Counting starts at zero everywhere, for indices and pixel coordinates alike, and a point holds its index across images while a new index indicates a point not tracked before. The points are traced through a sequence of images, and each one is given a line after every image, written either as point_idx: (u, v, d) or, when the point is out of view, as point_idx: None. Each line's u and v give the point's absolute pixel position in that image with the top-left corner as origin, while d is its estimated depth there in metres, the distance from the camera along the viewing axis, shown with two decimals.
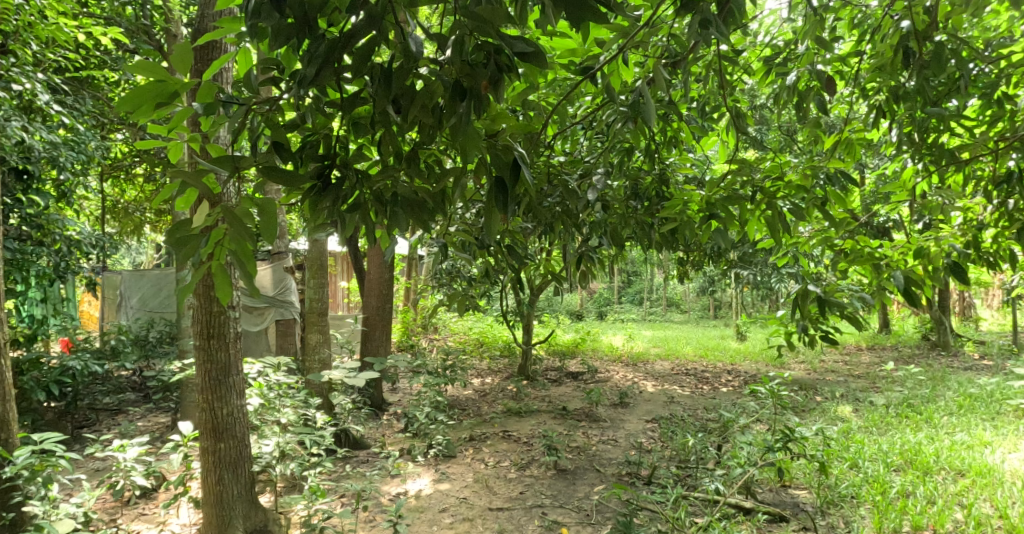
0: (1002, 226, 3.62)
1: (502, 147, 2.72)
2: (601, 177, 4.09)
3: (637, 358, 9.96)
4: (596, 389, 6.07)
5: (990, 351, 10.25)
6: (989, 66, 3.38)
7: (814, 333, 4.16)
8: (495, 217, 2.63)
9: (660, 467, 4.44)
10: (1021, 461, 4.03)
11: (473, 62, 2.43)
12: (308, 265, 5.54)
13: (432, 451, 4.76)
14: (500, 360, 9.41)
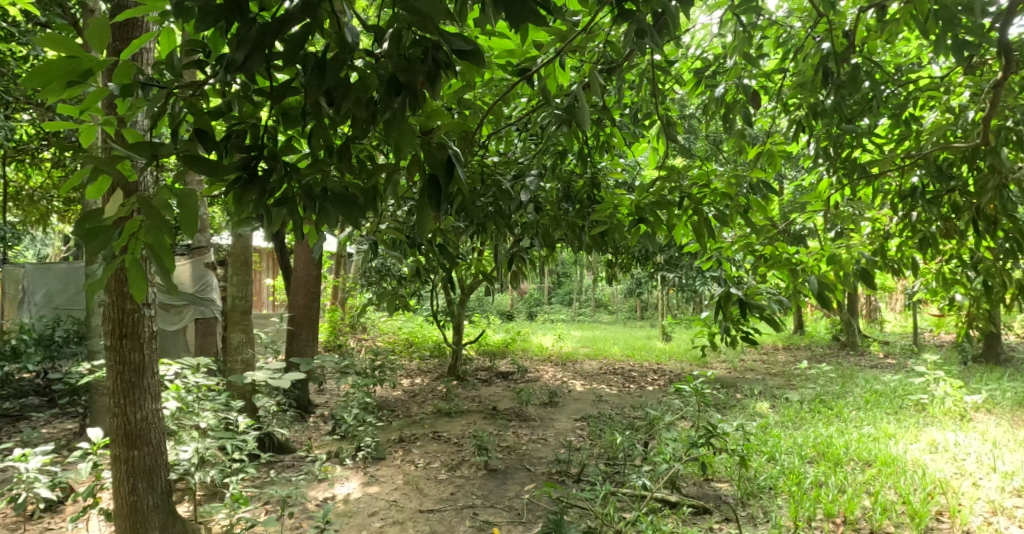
0: (906, 236, 3.98)
1: (436, 143, 2.65)
2: (535, 178, 4.14)
3: (566, 358, 10.12)
4: (525, 389, 6.11)
5: (893, 351, 11.12)
6: (899, 89, 3.69)
7: (735, 333, 4.38)
8: (426, 214, 2.61)
9: (589, 464, 4.54)
10: (919, 451, 4.38)
11: (410, 56, 2.36)
12: (229, 260, 5.26)
13: (360, 454, 4.63)
14: (429, 360, 9.32)
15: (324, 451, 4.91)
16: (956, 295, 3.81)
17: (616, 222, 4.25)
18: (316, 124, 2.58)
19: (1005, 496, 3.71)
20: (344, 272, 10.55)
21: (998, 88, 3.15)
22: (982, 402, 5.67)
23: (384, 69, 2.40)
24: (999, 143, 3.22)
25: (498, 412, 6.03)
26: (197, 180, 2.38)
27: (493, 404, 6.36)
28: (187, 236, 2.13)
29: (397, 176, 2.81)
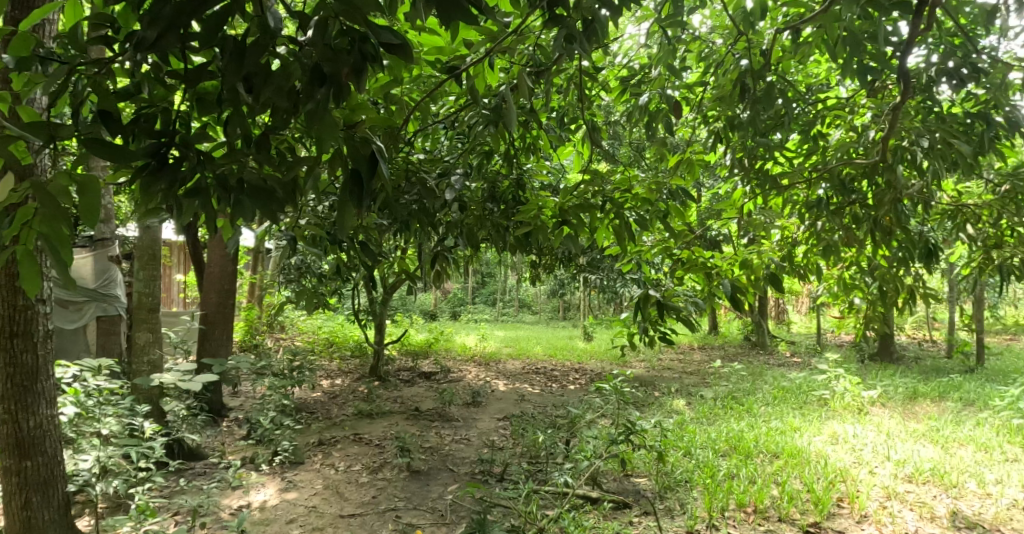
0: (811, 244, 4.28)
1: (358, 138, 2.59)
2: (460, 177, 4.08)
3: (489, 358, 10.13)
4: (448, 389, 6.06)
5: (798, 351, 11.90)
6: (809, 107, 3.96)
7: (654, 333, 4.55)
8: (348, 211, 2.53)
9: (513, 463, 4.58)
10: (821, 443, 4.72)
11: (336, 47, 2.26)
12: (135, 254, 4.89)
13: (276, 459, 4.46)
14: (350, 361, 9.08)
15: (239, 456, 4.73)
16: (855, 298, 4.22)
17: (540, 224, 4.28)
18: (233, 111, 2.40)
19: (898, 482, 4.04)
20: (262, 268, 10.08)
21: (895, 111, 3.40)
22: (876, 396, 6.16)
23: (309, 58, 2.29)
24: (894, 161, 3.54)
25: (421, 413, 5.95)
26: (98, 166, 2.22)
27: (416, 405, 6.27)
28: (87, 228, 1.93)
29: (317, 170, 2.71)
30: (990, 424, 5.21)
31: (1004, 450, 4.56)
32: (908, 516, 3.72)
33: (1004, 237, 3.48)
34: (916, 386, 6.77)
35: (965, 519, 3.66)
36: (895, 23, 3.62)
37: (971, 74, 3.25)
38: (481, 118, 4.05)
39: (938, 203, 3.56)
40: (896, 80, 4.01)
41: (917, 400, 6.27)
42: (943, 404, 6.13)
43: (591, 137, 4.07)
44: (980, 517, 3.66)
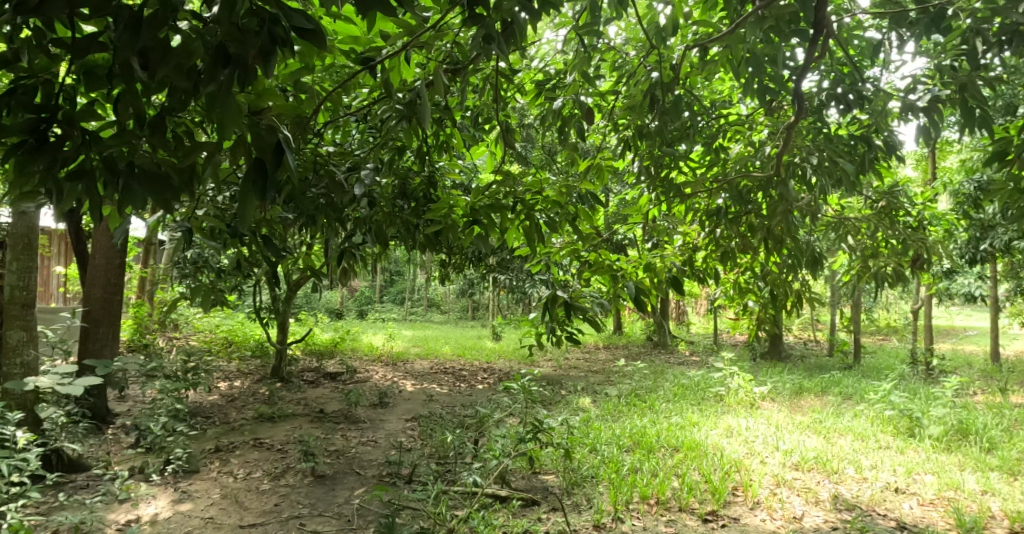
0: (710, 250, 4.58)
1: (265, 126, 2.48)
2: (371, 172, 3.89)
3: (397, 358, 9.93)
4: (355, 390, 5.92)
5: (697, 350, 12.67)
6: (712, 122, 4.23)
7: (561, 333, 4.60)
8: (250, 203, 2.45)
9: (421, 464, 4.51)
10: (717, 436, 5.02)
11: (244, 28, 2.21)
12: (7, 242, 4.57)
13: (169, 468, 4.23)
14: (252, 361, 8.73)
15: (126, 466, 4.48)
16: (748, 301, 4.56)
17: (451, 223, 4.21)
18: (125, 87, 2.26)
19: (786, 470, 4.39)
20: (154, 261, 9.33)
21: (790, 129, 3.69)
22: (766, 392, 6.63)
23: (213, 36, 2.21)
24: (787, 175, 3.87)
25: (326, 417, 5.78)
26: None
27: (322, 408, 6.07)
28: None
29: (218, 157, 2.51)
30: (865, 415, 5.72)
31: (877, 439, 5.04)
32: (795, 501, 4.04)
33: (878, 248, 3.85)
34: (801, 383, 7.32)
35: (845, 501, 4.01)
36: (793, 49, 3.94)
37: (856, 101, 3.65)
38: (395, 112, 3.96)
39: (822, 215, 3.93)
40: (791, 102, 4.36)
41: (803, 396, 6.81)
42: (825, 398, 6.69)
43: (505, 138, 4.09)
44: (857, 499, 4.03)
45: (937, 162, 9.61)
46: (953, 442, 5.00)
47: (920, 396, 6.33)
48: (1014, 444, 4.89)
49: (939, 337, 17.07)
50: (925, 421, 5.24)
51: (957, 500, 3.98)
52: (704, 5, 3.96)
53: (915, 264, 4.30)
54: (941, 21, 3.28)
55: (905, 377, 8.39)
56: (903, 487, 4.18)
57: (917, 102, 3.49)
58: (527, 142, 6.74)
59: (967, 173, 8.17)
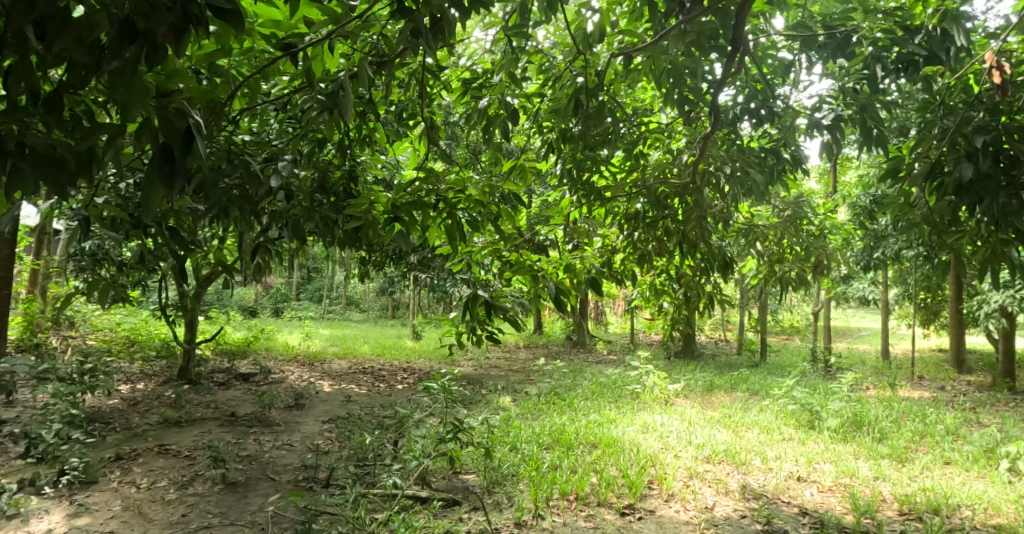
0: (628, 253, 4.73)
1: (175, 109, 2.29)
2: (288, 163, 3.68)
3: (313, 358, 9.87)
4: (267, 393, 6.37)
5: (613, 348, 13.16)
6: (632, 129, 4.40)
7: (481, 333, 4.53)
8: (156, 192, 2.26)
9: (338, 467, 4.48)
10: (634, 432, 5.20)
11: (156, 2, 2.01)
12: None
13: (65, 479, 4.53)
14: (157, 362, 8.62)
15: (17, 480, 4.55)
16: (663, 303, 4.74)
17: (371, 219, 4.06)
18: (17, 60, 2.04)
19: (698, 463, 4.62)
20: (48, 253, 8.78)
21: (706, 140, 3.89)
22: (680, 389, 6.96)
23: (121, 9, 2.02)
24: (701, 183, 4.07)
25: (237, 419, 6.21)
26: None
27: (232, 411, 6.51)
28: None
29: (122, 140, 2.27)
30: (770, 410, 6.11)
31: (781, 431, 5.41)
32: (707, 492, 4.26)
33: (784, 254, 4.21)
34: (712, 380, 7.71)
35: (752, 490, 4.28)
36: (711, 64, 4.13)
37: (767, 116, 3.97)
38: (316, 103, 3.74)
39: (734, 222, 4.18)
40: (708, 114, 4.57)
41: (714, 392, 7.17)
42: (734, 394, 7.08)
43: (429, 135, 3.99)
44: (764, 488, 4.31)
45: (837, 176, 10.39)
46: (848, 433, 5.43)
47: (819, 392, 6.80)
48: (901, 434, 5.36)
49: (836, 337, 18.32)
50: (824, 414, 5.66)
51: (853, 486, 4.32)
52: (630, 15, 4.09)
53: (816, 270, 4.64)
54: (848, 45, 3.56)
55: (805, 374, 9.03)
56: (804, 476, 4.50)
57: (822, 120, 3.79)
58: (454, 139, 6.70)
59: (866, 187, 8.91)
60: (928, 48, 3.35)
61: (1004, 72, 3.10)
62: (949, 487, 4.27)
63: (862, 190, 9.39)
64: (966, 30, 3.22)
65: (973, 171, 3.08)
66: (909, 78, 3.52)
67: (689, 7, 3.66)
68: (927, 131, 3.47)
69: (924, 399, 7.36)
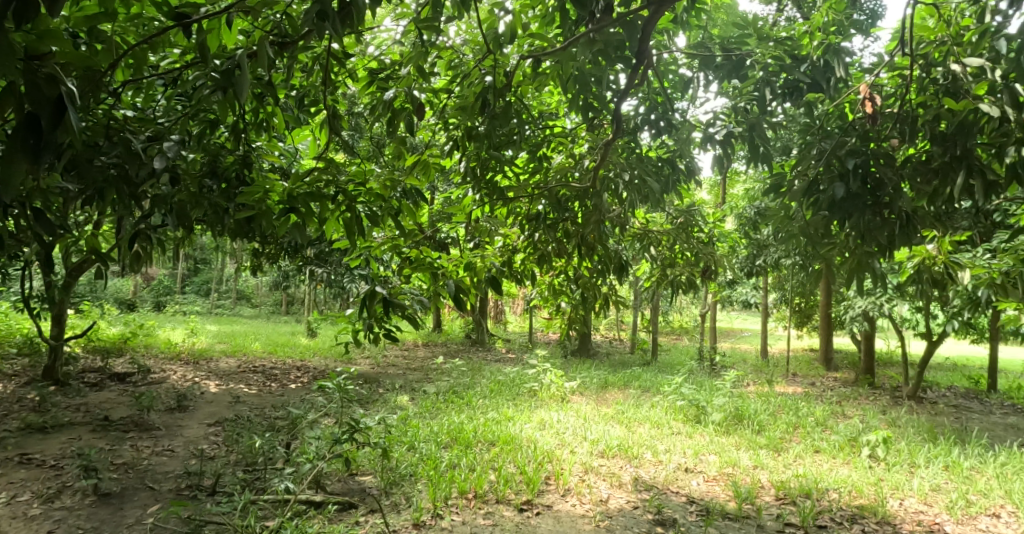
0: (528, 253, 4.77)
1: (44, 74, 2.04)
2: (174, 143, 3.33)
3: (199, 356, 9.18)
4: (148, 393, 5.95)
5: (512, 345, 13.40)
6: (538, 132, 4.50)
7: (379, 331, 4.36)
8: (18, 166, 2.01)
9: (226, 474, 4.36)
10: (531, 429, 5.28)
11: None
12: None
13: None
14: (17, 359, 8.01)
15: None
16: (561, 303, 4.89)
17: (264, 209, 3.77)
18: None
19: (593, 458, 4.79)
20: None
21: (608, 146, 4.04)
22: (577, 386, 7.17)
23: None
24: (601, 188, 4.21)
25: (112, 424, 5.72)
26: None
27: (106, 415, 5.97)
28: None
29: None
30: (661, 405, 6.44)
31: (670, 426, 5.75)
32: (602, 485, 4.43)
33: (675, 259, 4.55)
34: (607, 377, 8.02)
35: (644, 482, 4.51)
36: (616, 74, 4.28)
37: (665, 128, 4.26)
38: (207, 79, 3.36)
39: (630, 227, 4.38)
40: (610, 122, 4.74)
41: (608, 389, 7.47)
42: (626, 391, 7.42)
43: (331, 124, 3.74)
44: (654, 480, 4.55)
45: (727, 188, 11.22)
46: (730, 426, 5.84)
47: (705, 388, 7.25)
48: (777, 426, 5.86)
49: (720, 337, 19.57)
50: (709, 409, 6.06)
51: (734, 475, 4.67)
52: (541, 20, 4.12)
53: (703, 275, 4.97)
54: (741, 68, 3.88)
55: (691, 371, 9.66)
56: (691, 467, 4.80)
57: (715, 135, 3.99)
58: (358, 130, 6.48)
59: (750, 200, 9.63)
60: (811, 76, 3.74)
61: (876, 103, 3.40)
62: (818, 473, 4.73)
63: (747, 202, 10.12)
64: (845, 64, 3.64)
65: (845, 190, 3.42)
66: (793, 103, 3.85)
67: (598, 17, 3.75)
68: (807, 152, 3.81)
69: (796, 394, 8.08)
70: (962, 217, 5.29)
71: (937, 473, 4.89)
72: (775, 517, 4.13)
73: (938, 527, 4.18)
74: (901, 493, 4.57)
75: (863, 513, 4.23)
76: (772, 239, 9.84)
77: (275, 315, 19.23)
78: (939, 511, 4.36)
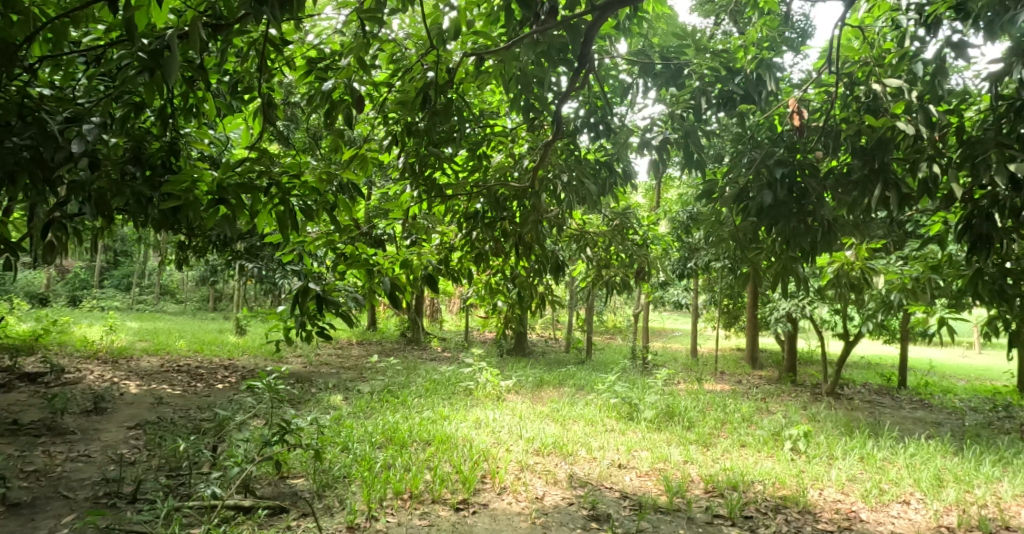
0: (466, 252, 4.74)
1: None
2: (95, 127, 3.09)
3: (118, 354, 8.63)
4: (63, 395, 5.52)
5: (450, 344, 13.29)
6: (478, 131, 4.50)
7: (311, 329, 4.21)
8: None
9: (148, 480, 4.18)
10: (467, 428, 5.26)
11: None
12: None
13: None
14: None
15: None
16: (497, 302, 4.92)
17: (192, 200, 3.54)
18: None
19: (529, 456, 4.83)
20: None
21: (547, 147, 4.07)
22: (512, 385, 7.21)
23: None
24: (540, 189, 4.25)
25: (20, 428, 5.29)
26: None
27: (13, 418, 5.52)
28: None
29: None
30: (594, 403, 6.58)
31: (603, 423, 5.88)
32: (538, 482, 4.48)
33: (610, 260, 4.67)
34: (542, 376, 8.10)
35: (579, 479, 4.59)
36: (558, 76, 4.32)
37: (603, 132, 4.37)
38: (133, 59, 3.14)
39: (567, 228, 4.45)
40: (550, 124, 4.79)
41: (543, 387, 7.56)
42: (562, 389, 7.51)
43: (265, 113, 3.56)
44: (588, 476, 4.65)
45: (661, 193, 11.61)
46: (662, 423, 6.04)
47: (637, 386, 7.47)
48: (706, 422, 6.11)
49: (654, 337, 20.01)
50: (641, 406, 6.25)
51: (666, 470, 4.83)
52: (485, 18, 4.10)
53: (637, 276, 5.13)
54: (679, 76, 4.00)
55: (625, 369, 9.94)
56: (624, 463, 4.93)
57: (651, 141, 4.10)
58: (293, 121, 6.27)
59: (682, 204, 9.99)
60: (745, 88, 3.94)
61: (802, 117, 3.62)
62: (744, 466, 4.96)
63: (680, 207, 10.43)
64: (776, 79, 3.87)
65: (772, 198, 3.60)
66: (727, 113, 4.05)
67: (543, 18, 3.77)
68: (738, 160, 4.01)
69: (724, 391, 8.45)
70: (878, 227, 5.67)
71: (853, 464, 5.22)
72: (704, 510, 4.31)
73: (855, 514, 4.48)
74: (820, 483, 4.88)
75: (785, 503, 4.48)
76: (703, 242, 10.24)
77: (202, 312, 18.24)
78: (855, 500, 4.68)
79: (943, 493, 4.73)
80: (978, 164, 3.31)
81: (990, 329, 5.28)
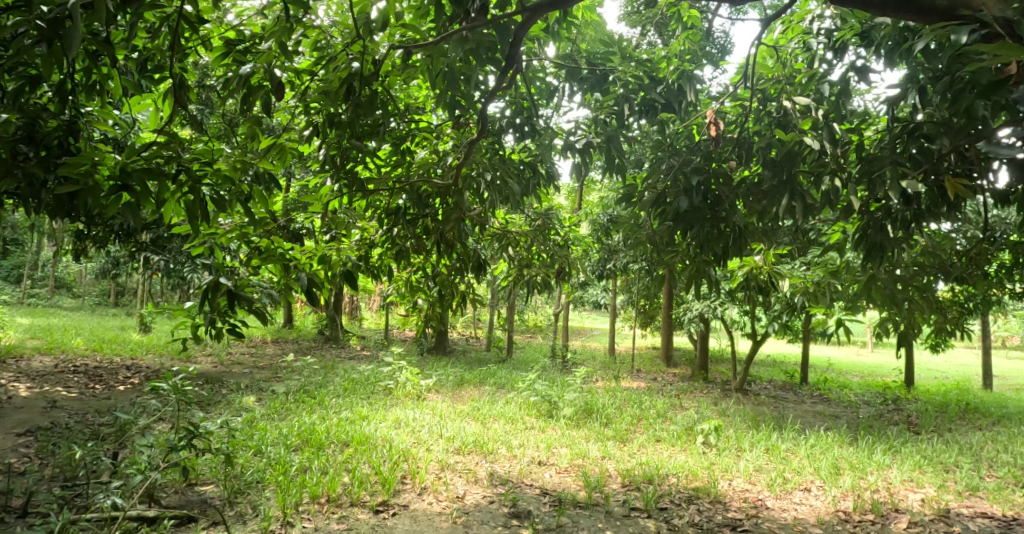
0: (386, 248, 4.64)
1: None
2: None
3: (6, 353, 7.83)
4: None
5: (370, 342, 13.02)
6: (403, 125, 4.45)
7: (222, 326, 3.96)
8: None
9: (39, 491, 3.88)
10: (386, 428, 5.17)
11: None
12: None
13: None
14: None
15: None
16: (418, 299, 4.98)
17: (92, 185, 3.19)
18: None
19: (450, 455, 4.81)
20: None
21: (472, 146, 4.02)
22: (432, 384, 7.14)
23: None
24: (464, 186, 4.22)
25: None
26: None
27: None
28: None
29: None
30: (515, 402, 6.63)
31: (524, 421, 5.94)
32: (459, 482, 4.47)
33: (530, 260, 4.77)
34: (462, 374, 8.10)
35: (499, 477, 4.63)
36: (485, 75, 4.30)
37: (528, 132, 4.43)
38: (28, 27, 2.83)
39: (489, 227, 4.44)
40: (474, 122, 4.78)
41: (464, 386, 7.53)
42: (482, 388, 7.54)
43: (176, 95, 3.28)
44: (509, 474, 4.69)
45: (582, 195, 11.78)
46: (580, 420, 6.19)
47: (558, 385, 7.60)
48: (623, 419, 6.32)
49: (571, 336, 20.36)
50: (561, 404, 6.37)
51: (584, 466, 4.96)
52: (415, 11, 4.01)
53: (558, 276, 5.21)
54: (604, 82, 4.14)
55: (545, 367, 10.14)
56: (544, 460, 5.02)
57: (575, 143, 4.27)
58: (206, 106, 5.92)
59: (603, 207, 10.28)
60: (666, 97, 4.08)
61: (719, 127, 3.82)
62: (659, 460, 5.18)
63: (601, 210, 10.63)
64: (695, 90, 4.01)
65: (690, 204, 3.79)
66: (648, 119, 4.19)
67: (473, 16, 3.72)
68: (658, 166, 4.17)
69: (640, 388, 8.77)
70: (784, 233, 6.04)
71: (759, 455, 5.58)
72: (621, 503, 4.47)
73: (761, 502, 4.80)
74: (729, 474, 5.19)
75: (698, 494, 4.72)
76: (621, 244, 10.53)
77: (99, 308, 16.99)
78: (761, 488, 5.01)
79: (840, 480, 5.15)
80: (875, 179, 3.61)
81: (880, 331, 5.75)
